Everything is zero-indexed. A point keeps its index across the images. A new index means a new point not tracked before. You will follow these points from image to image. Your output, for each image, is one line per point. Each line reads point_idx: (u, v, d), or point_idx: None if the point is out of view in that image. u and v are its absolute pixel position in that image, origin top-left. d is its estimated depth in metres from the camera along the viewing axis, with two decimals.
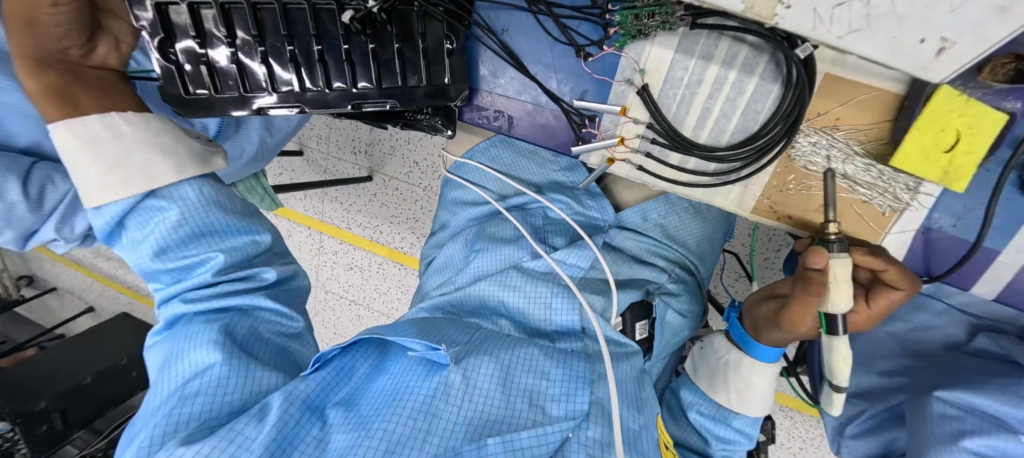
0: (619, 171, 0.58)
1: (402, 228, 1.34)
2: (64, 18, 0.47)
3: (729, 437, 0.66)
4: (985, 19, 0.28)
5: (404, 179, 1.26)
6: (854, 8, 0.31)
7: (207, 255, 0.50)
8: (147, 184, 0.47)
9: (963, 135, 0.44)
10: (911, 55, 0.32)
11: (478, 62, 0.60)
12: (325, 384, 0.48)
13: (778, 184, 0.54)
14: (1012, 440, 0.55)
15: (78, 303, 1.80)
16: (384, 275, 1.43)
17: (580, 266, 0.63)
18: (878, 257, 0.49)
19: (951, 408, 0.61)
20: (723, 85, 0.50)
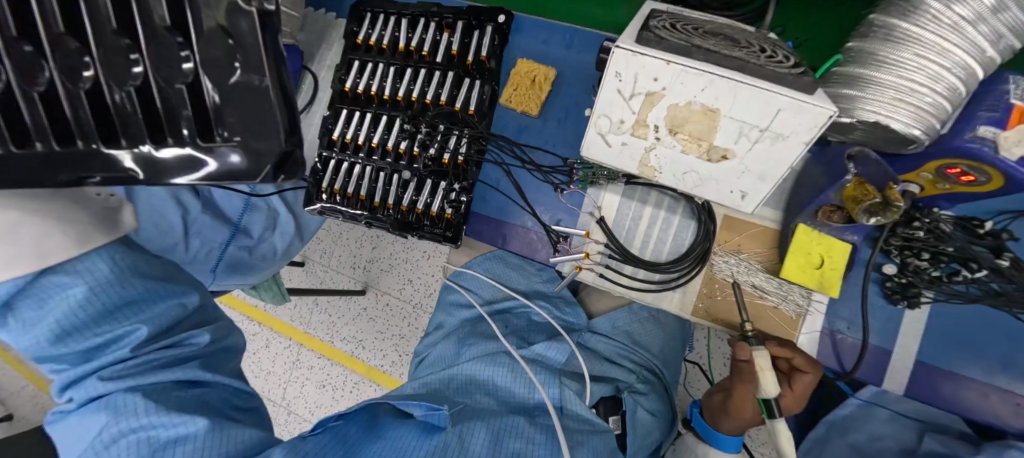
0: (586, 278, 0.73)
1: (387, 344, 1.41)
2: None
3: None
4: (757, 184, 0.44)
5: (396, 294, 1.40)
6: (693, 176, 0.46)
7: (127, 326, 0.51)
8: (38, 261, 0.47)
9: (825, 257, 0.63)
10: (730, 202, 0.47)
11: (480, 194, 0.78)
12: (323, 447, 0.52)
13: (708, 291, 0.70)
14: None
15: None
16: (358, 395, 1.42)
17: (559, 358, 0.74)
18: (786, 347, 0.61)
19: None
20: (657, 218, 0.70)
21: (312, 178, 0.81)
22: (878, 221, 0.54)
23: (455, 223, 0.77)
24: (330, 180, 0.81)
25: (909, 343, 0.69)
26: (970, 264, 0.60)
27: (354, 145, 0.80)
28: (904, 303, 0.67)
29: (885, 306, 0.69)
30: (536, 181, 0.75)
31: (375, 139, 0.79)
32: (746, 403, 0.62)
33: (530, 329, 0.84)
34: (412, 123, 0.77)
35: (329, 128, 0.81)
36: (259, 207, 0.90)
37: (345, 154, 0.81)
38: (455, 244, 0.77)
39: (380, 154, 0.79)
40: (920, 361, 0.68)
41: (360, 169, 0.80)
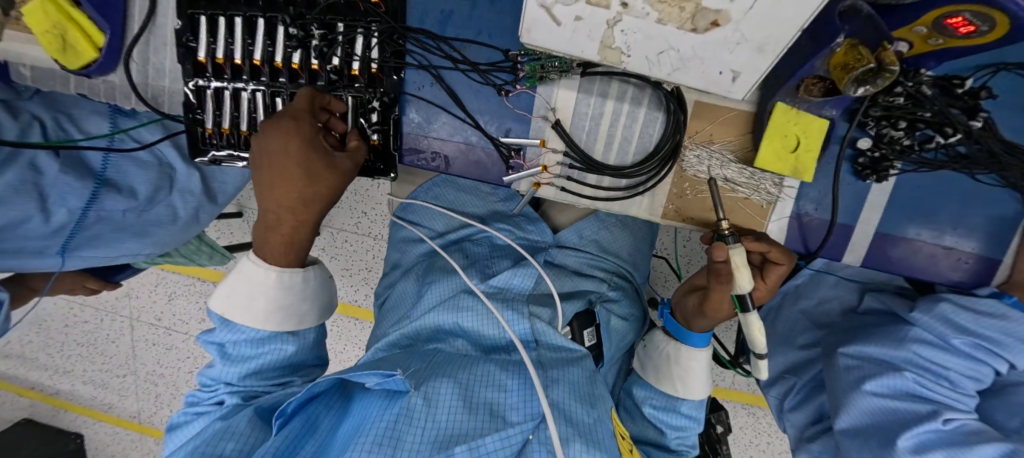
0: (546, 195, 0.65)
1: (356, 280, 1.33)
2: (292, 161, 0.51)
3: (680, 424, 0.72)
4: (753, 56, 0.37)
5: (354, 231, 1.28)
6: (671, 55, 0.39)
7: (274, 349, 0.58)
8: (234, 310, 0.55)
9: (802, 139, 0.57)
10: (717, 84, 0.42)
11: (409, 108, 0.65)
12: (292, 438, 0.49)
13: (677, 191, 0.65)
14: (898, 376, 0.66)
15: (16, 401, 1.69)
16: (339, 332, 1.38)
17: (525, 284, 0.70)
18: (761, 241, 0.59)
19: (853, 360, 0.71)
20: (620, 115, 0.61)
21: (188, 117, 0.67)
22: (867, 91, 0.47)
23: (387, 149, 0.65)
24: (214, 119, 0.68)
25: (869, 217, 0.67)
26: (945, 129, 0.56)
27: (232, 67, 0.64)
28: (874, 178, 0.63)
29: (853, 183, 0.65)
30: (471, 83, 0.62)
31: (256, 53, 0.62)
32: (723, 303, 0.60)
33: (492, 254, 0.77)
34: (298, 25, 0.59)
35: (192, 46, 0.63)
36: (148, 165, 0.76)
37: (224, 81, 0.65)
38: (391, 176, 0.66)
39: (270, 72, 0.63)
40: (880, 233, 0.67)
41: (252, 96, 0.66)
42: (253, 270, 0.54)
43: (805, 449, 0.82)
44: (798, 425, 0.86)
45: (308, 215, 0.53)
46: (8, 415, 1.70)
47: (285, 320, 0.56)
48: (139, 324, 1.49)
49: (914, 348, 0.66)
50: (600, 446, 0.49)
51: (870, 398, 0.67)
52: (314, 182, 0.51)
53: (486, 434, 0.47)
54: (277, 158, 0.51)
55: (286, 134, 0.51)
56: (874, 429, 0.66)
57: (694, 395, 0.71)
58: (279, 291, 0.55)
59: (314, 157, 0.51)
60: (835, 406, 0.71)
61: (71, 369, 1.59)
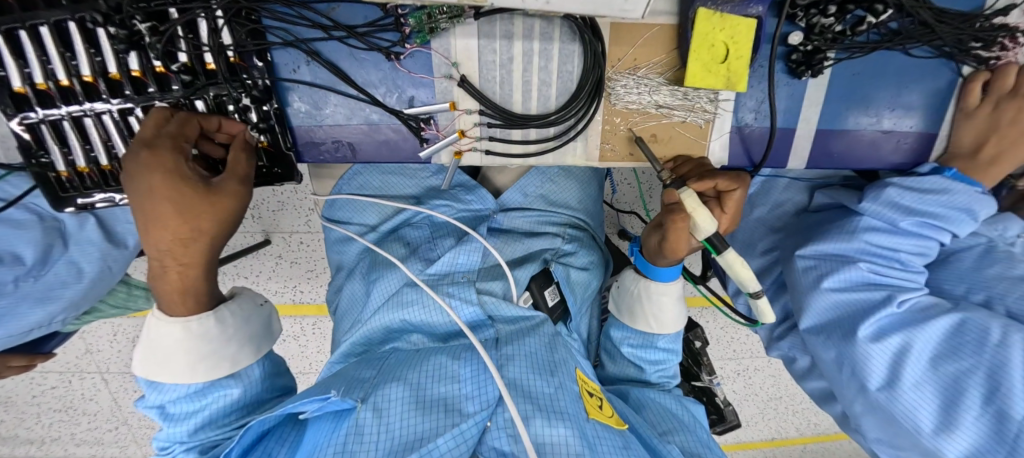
0: (471, 162, 0.59)
1: (323, 279, 1.22)
2: (158, 192, 0.44)
3: (658, 358, 0.72)
4: None
5: (308, 230, 1.14)
6: None
7: (219, 396, 0.53)
8: (156, 372, 0.50)
9: (730, 46, 0.52)
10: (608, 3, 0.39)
11: (293, 97, 0.56)
12: None
13: (610, 129, 0.59)
14: (852, 269, 0.65)
15: None
16: (324, 333, 1.30)
17: (472, 261, 0.65)
18: (704, 179, 0.55)
19: (809, 260, 0.70)
20: (532, 56, 0.53)
21: (30, 162, 0.55)
22: None
23: (280, 150, 0.57)
24: (65, 158, 0.56)
25: (810, 115, 0.64)
26: None
27: (60, 90, 0.52)
28: (809, 74, 0.59)
29: (790, 83, 0.62)
30: (352, 51, 0.53)
31: (84, 69, 0.51)
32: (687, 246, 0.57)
33: (435, 235, 0.72)
34: (119, 23, 0.48)
35: (0, 76, 0.50)
36: (28, 224, 0.65)
37: (56, 110, 0.53)
38: (297, 180, 0.59)
39: (112, 88, 0.53)
40: (820, 129, 0.65)
41: (100, 120, 0.55)
42: (160, 324, 0.50)
43: (776, 348, 0.87)
44: (768, 327, 0.88)
45: (191, 258, 0.48)
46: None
47: (217, 366, 0.51)
48: (112, 376, 1.34)
49: (865, 237, 0.65)
50: (563, 416, 0.48)
51: (829, 296, 0.67)
52: (190, 222, 0.46)
53: (440, 435, 0.45)
54: (146, 200, 0.45)
55: (146, 171, 0.44)
56: (836, 324, 0.66)
57: (667, 330, 0.70)
58: (195, 337, 0.50)
59: (186, 194, 0.45)
60: (798, 308, 0.71)
61: (60, 435, 1.45)
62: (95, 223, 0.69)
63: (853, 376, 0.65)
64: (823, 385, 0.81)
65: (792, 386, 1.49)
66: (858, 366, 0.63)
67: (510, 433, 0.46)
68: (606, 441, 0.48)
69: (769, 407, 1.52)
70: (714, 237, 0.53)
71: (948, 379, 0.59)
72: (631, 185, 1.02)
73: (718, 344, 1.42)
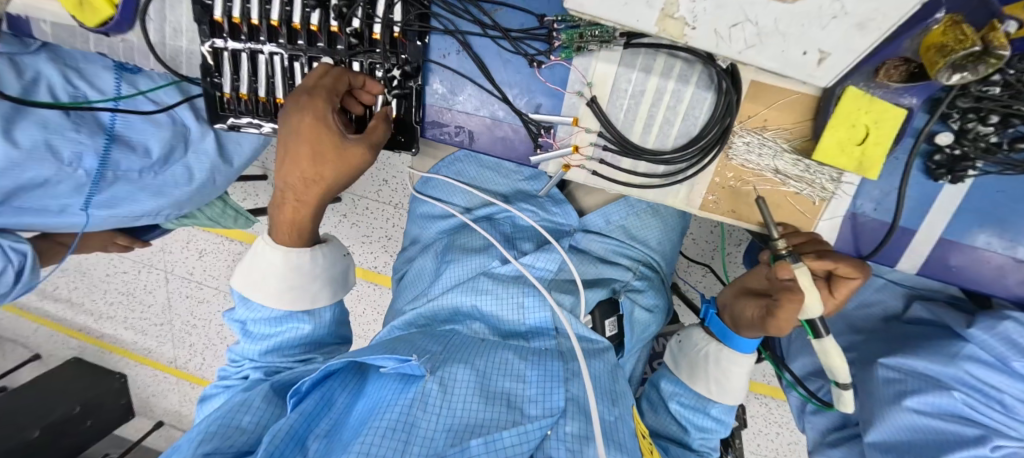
0: (576, 178, 0.61)
1: (375, 247, 1.30)
2: (302, 136, 0.50)
3: (706, 426, 0.69)
4: (850, 34, 0.36)
5: (374, 198, 1.22)
6: (746, 28, 0.38)
7: (290, 328, 0.58)
8: (249, 290, 0.57)
9: (871, 130, 0.50)
10: (800, 65, 0.40)
11: (433, 79, 0.61)
12: (307, 417, 0.48)
13: (720, 181, 0.59)
14: (946, 396, 0.60)
15: (62, 344, 1.76)
16: (359, 295, 1.38)
17: (548, 268, 0.67)
18: (824, 259, 0.53)
19: (893, 372, 0.65)
20: (664, 93, 0.55)
21: (205, 80, 0.65)
22: (962, 80, 0.40)
23: (409, 121, 0.62)
24: (232, 83, 0.65)
25: (935, 221, 0.60)
26: None
27: (249, 27, 0.61)
28: (948, 179, 0.56)
29: (923, 184, 0.58)
30: (500, 52, 0.57)
31: (274, 14, 0.59)
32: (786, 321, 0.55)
33: (514, 235, 0.74)
34: None
35: (207, 3, 0.60)
36: (171, 129, 0.73)
37: (240, 42, 0.62)
38: (412, 151, 0.63)
39: (289, 35, 0.60)
40: (944, 239, 0.60)
41: (270, 59, 0.63)
42: (264, 250, 0.56)
43: (823, 453, 0.80)
44: (820, 429, 0.83)
45: (308, 197, 0.53)
46: (56, 351, 1.77)
47: (297, 299, 0.56)
48: (173, 277, 1.50)
49: (968, 367, 0.60)
50: (621, 448, 0.47)
51: (908, 416, 0.62)
52: (317, 166, 0.51)
53: (503, 429, 0.44)
54: (292, 137, 0.50)
55: (301, 112, 0.49)
56: (910, 449, 0.61)
57: (727, 401, 0.67)
58: (291, 268, 0.55)
59: (321, 141, 0.50)
60: (867, 417, 0.67)
61: (111, 315, 1.64)
62: (214, 139, 0.77)
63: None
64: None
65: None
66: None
67: (569, 448, 0.44)
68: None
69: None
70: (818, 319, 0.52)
71: None
72: (706, 242, 1.01)
73: (746, 430, 1.33)
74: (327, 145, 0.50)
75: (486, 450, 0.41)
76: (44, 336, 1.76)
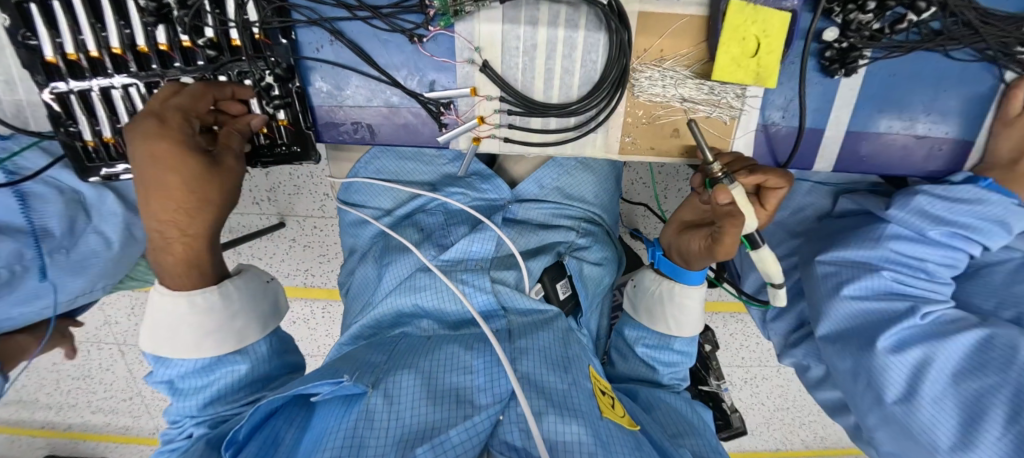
0: (490, 149, 0.59)
1: (335, 264, 1.23)
2: (165, 166, 0.45)
3: (672, 360, 0.71)
4: None
5: (321, 215, 1.15)
6: None
7: (225, 370, 0.52)
8: (163, 347, 0.51)
9: (762, 40, 0.50)
10: None
11: (315, 77, 0.56)
12: None
13: (632, 121, 0.58)
14: (874, 277, 0.63)
15: (17, 448, 1.61)
16: (332, 317, 1.31)
17: (485, 250, 0.65)
18: (755, 173, 0.54)
19: (830, 266, 0.68)
20: (556, 44, 0.52)
21: (59, 132, 0.57)
22: None
23: (299, 129, 0.57)
24: (92, 129, 0.57)
25: (840, 116, 0.62)
26: (918, 4, 0.49)
27: (90, 62, 0.53)
28: (842, 73, 0.57)
29: (821, 82, 0.60)
30: (376, 33, 0.53)
31: (112, 41, 0.51)
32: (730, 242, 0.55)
33: (449, 222, 0.71)
34: None
35: (34, 44, 0.51)
36: (45, 197, 0.64)
37: (85, 81, 0.54)
38: (313, 159, 0.59)
39: (138, 61, 0.53)
40: (850, 131, 0.62)
41: (126, 93, 0.55)
42: (167, 301, 0.50)
43: (789, 355, 0.85)
44: (782, 333, 0.87)
45: (196, 228, 0.49)
46: (20, 457, 1.62)
47: (223, 341, 0.51)
48: (127, 348, 1.39)
49: (894, 246, 0.63)
50: (577, 413, 0.47)
51: (848, 303, 0.65)
52: (195, 188, 0.47)
53: (452, 428, 0.44)
54: (151, 168, 0.45)
55: (153, 139, 0.45)
56: (855, 334, 0.64)
57: (685, 332, 0.69)
58: (205, 311, 0.50)
59: (188, 161, 0.46)
60: (815, 314, 0.69)
61: (76, 402, 1.50)
62: (105, 197, 0.68)
63: (870, 387, 0.63)
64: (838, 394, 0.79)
65: (800, 398, 1.46)
66: (874, 378, 0.62)
67: (523, 428, 0.45)
68: (621, 441, 0.47)
69: (775, 417, 1.49)
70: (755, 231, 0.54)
71: (970, 396, 0.57)
72: (645, 184, 1.02)
73: (726, 349, 1.39)
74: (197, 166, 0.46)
75: (434, 453, 0.41)
76: (6, 444, 1.60)
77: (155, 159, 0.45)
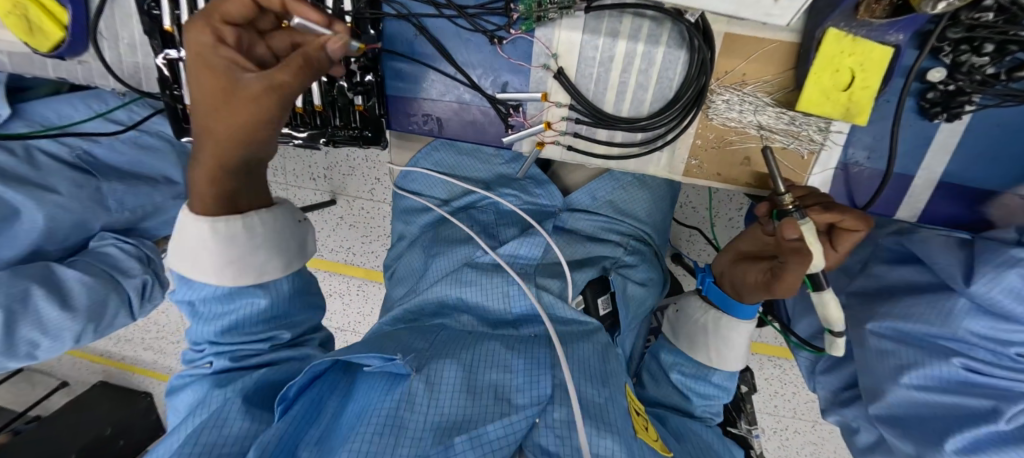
0: (552, 155, 0.59)
1: (376, 246, 1.27)
2: (213, 67, 0.42)
3: (708, 392, 0.68)
4: None
5: (369, 198, 1.19)
6: None
7: (246, 302, 0.50)
8: (189, 263, 0.47)
9: (857, 73, 0.46)
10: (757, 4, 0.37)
11: (394, 67, 0.59)
12: (297, 424, 0.47)
13: (701, 143, 0.57)
14: (945, 365, 0.55)
15: (79, 370, 1.79)
16: (366, 296, 1.36)
17: (534, 254, 0.65)
18: (831, 210, 0.50)
19: (887, 341, 0.60)
20: (634, 57, 0.52)
21: (165, 93, 0.63)
22: (949, 6, 0.37)
23: (373, 116, 0.60)
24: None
25: (933, 164, 0.57)
26: None
27: None
28: (943, 117, 0.53)
29: (917, 125, 0.55)
30: (461, 33, 0.54)
31: None
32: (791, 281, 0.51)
33: (498, 222, 0.72)
34: None
35: (156, 14, 0.57)
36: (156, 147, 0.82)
37: None
38: (382, 145, 0.63)
39: None
40: (942, 183, 0.58)
41: None
42: (206, 219, 0.46)
43: (835, 412, 0.79)
44: (831, 388, 0.81)
45: (227, 151, 0.45)
46: (80, 377, 1.79)
47: (240, 274, 0.47)
48: None
49: (968, 326, 0.54)
50: (612, 428, 0.46)
51: (907, 394, 0.57)
52: (248, 128, 0.43)
53: (489, 423, 0.44)
54: (221, 77, 0.42)
55: (214, 53, 0.42)
56: (918, 424, 0.56)
57: (727, 367, 0.66)
58: (230, 241, 0.46)
59: (222, 72, 0.42)
60: (866, 390, 0.62)
61: (133, 337, 1.64)
62: None
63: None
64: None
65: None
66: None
67: (557, 435, 0.45)
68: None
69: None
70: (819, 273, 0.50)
71: None
72: (698, 209, 0.99)
73: (760, 393, 1.32)
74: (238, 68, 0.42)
75: (471, 446, 0.42)
76: (69, 364, 1.77)
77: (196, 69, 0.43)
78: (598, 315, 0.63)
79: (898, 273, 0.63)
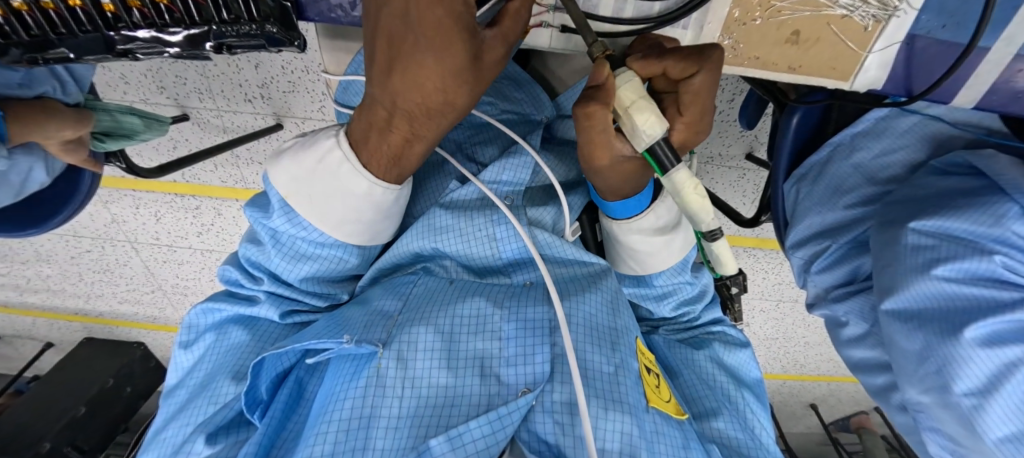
0: (539, 42, 0.45)
1: None
2: (459, 65, 0.37)
3: (664, 292, 0.61)
4: None
5: (322, 117, 0.99)
6: None
7: (337, 255, 0.50)
8: (304, 190, 0.46)
9: None
10: None
11: None
12: (277, 418, 0.45)
13: (741, 14, 0.43)
14: (983, 261, 0.52)
15: (50, 332, 1.66)
16: None
17: (519, 179, 0.53)
18: (648, 59, 0.36)
19: (924, 238, 0.56)
20: None
21: None
22: None
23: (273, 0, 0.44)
24: None
25: None
26: None
27: None
28: None
29: None
30: None
31: None
32: (607, 147, 0.40)
33: (470, 140, 0.60)
34: None
35: None
36: None
37: None
38: (298, 45, 0.46)
39: None
40: None
41: None
42: (348, 171, 0.44)
43: (827, 308, 0.73)
44: (824, 286, 0.73)
45: (427, 130, 0.42)
46: (61, 336, 1.68)
47: (357, 232, 0.48)
48: (141, 245, 1.33)
49: (1015, 228, 0.51)
50: (617, 403, 0.43)
51: (938, 284, 0.54)
52: (445, 87, 0.38)
53: (473, 418, 0.40)
54: (407, 41, 0.37)
55: (428, 7, 0.34)
56: (937, 316, 0.54)
57: (654, 269, 0.57)
58: (368, 200, 0.45)
59: (480, 73, 0.39)
60: (880, 285, 0.59)
61: (97, 293, 1.52)
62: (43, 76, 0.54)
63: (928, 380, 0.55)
64: (876, 355, 0.67)
65: (792, 330, 1.44)
66: (939, 370, 0.53)
67: (555, 419, 0.42)
68: (664, 439, 0.44)
69: (767, 346, 1.51)
70: (660, 147, 0.35)
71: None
72: None
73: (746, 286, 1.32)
74: (479, 59, 0.37)
75: (451, 447, 0.38)
76: (44, 326, 1.64)
77: (425, 38, 0.36)
78: (593, 238, 0.61)
79: (952, 179, 0.59)
